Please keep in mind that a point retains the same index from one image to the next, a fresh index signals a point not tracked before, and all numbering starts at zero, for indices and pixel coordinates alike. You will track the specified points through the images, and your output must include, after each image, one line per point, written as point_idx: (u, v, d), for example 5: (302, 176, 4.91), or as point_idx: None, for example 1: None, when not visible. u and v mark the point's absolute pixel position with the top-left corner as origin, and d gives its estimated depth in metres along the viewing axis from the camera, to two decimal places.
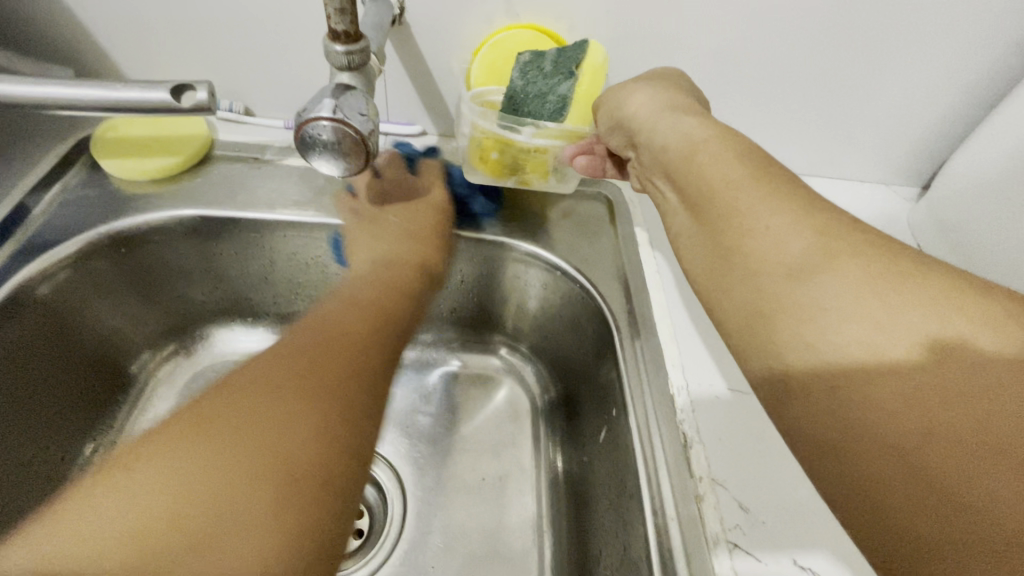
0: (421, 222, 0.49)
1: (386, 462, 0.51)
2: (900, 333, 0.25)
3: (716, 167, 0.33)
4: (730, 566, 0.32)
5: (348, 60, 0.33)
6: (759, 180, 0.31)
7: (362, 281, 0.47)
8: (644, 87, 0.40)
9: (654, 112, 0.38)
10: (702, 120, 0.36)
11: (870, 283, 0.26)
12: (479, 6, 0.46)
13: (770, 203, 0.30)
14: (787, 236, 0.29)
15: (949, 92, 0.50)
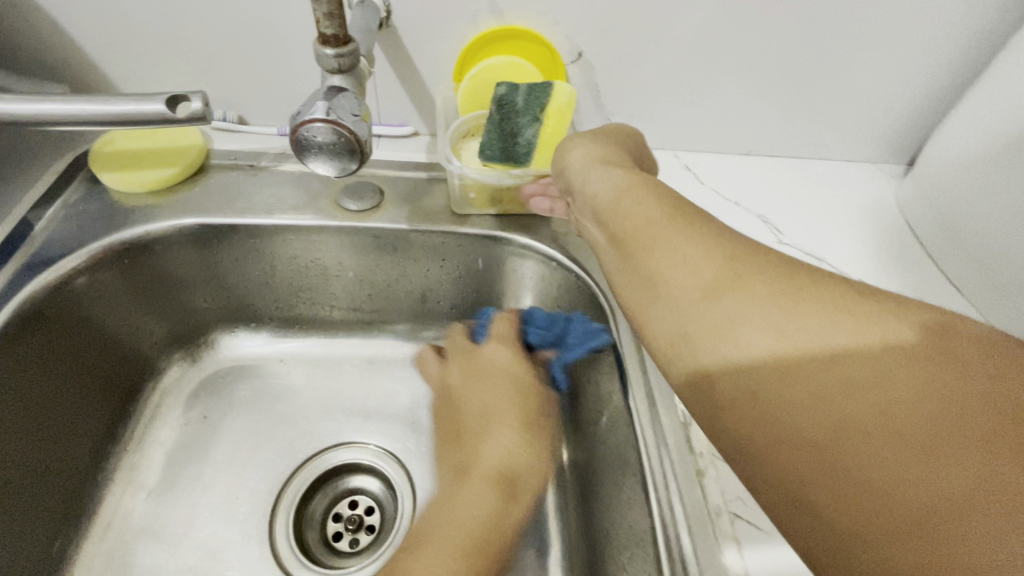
0: (503, 386, 0.48)
1: (394, 459, 0.52)
2: (866, 315, 0.25)
3: (636, 208, 0.33)
4: (732, 535, 0.34)
5: (339, 64, 0.34)
6: (672, 217, 0.32)
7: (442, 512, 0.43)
8: (582, 141, 0.40)
9: (586, 163, 0.38)
10: (629, 173, 0.36)
11: (778, 293, 0.27)
12: (464, 7, 0.47)
13: (681, 250, 0.30)
14: (694, 280, 0.29)
15: (928, 69, 0.51)
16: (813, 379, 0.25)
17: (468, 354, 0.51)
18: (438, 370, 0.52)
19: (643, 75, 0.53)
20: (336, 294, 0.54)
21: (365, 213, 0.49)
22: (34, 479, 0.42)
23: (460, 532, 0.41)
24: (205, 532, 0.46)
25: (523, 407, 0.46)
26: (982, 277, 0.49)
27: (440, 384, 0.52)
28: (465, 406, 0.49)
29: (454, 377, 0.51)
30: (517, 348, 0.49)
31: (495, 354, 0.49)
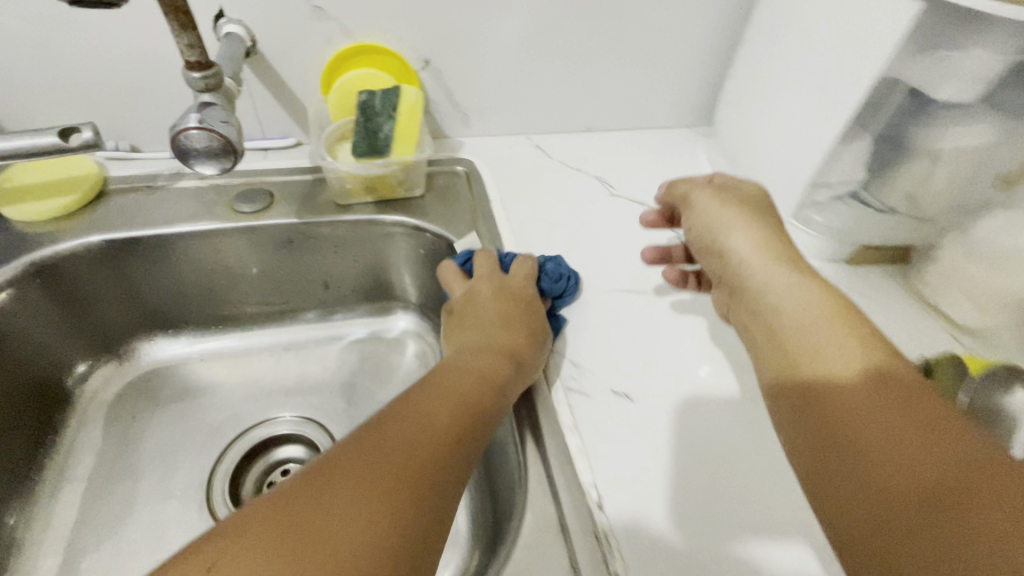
0: (519, 307, 0.48)
1: (312, 424, 0.59)
2: (842, 357, 0.34)
3: (789, 300, 0.39)
4: (565, 401, 0.46)
5: (205, 84, 0.42)
6: (825, 311, 0.37)
7: (446, 368, 0.41)
8: (715, 193, 0.48)
9: (752, 252, 0.43)
10: (770, 232, 0.45)
11: (835, 354, 0.35)
12: (319, 31, 0.56)
13: (796, 286, 0.40)
14: (807, 314, 0.38)
15: (703, 46, 0.66)
16: (851, 396, 0.32)
17: (494, 275, 0.51)
18: (465, 284, 0.52)
19: (483, 74, 0.64)
20: (246, 290, 0.61)
21: (258, 213, 0.57)
22: None
23: (453, 396, 0.37)
24: (146, 510, 0.51)
25: (530, 308, 0.49)
26: None
27: (456, 295, 0.51)
28: (483, 311, 0.48)
29: (471, 293, 0.50)
30: (533, 285, 0.51)
31: (517, 281, 0.51)
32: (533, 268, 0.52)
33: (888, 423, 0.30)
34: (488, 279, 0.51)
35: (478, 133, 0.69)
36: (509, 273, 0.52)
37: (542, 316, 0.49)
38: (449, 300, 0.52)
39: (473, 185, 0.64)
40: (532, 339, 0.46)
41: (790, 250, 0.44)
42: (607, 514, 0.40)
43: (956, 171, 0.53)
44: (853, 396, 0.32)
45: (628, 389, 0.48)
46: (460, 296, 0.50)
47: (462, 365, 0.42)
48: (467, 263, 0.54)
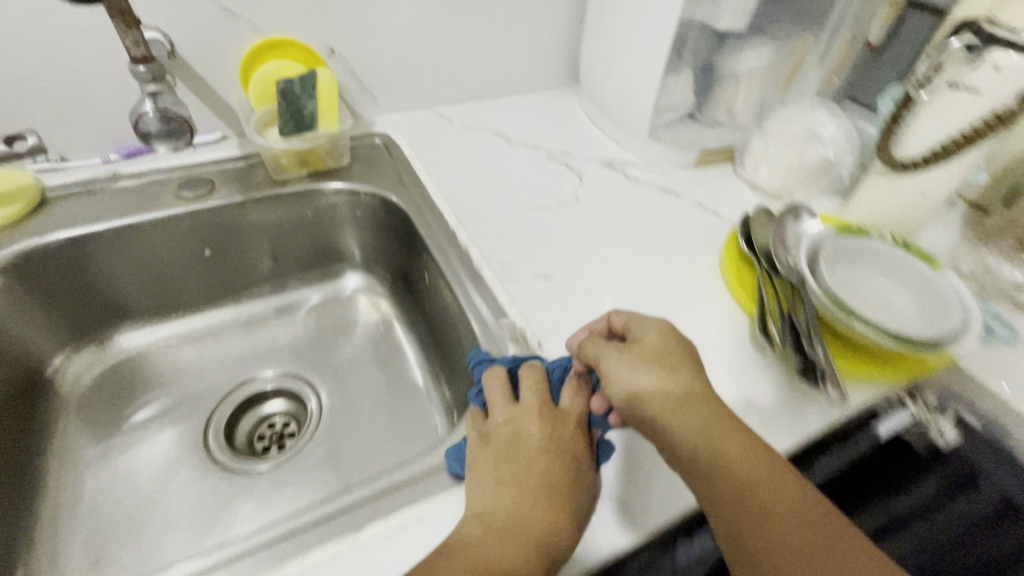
0: (568, 471, 0.40)
1: (289, 376, 0.67)
2: (784, 492, 0.36)
3: (737, 460, 0.37)
4: (502, 286, 0.56)
5: (151, 76, 0.48)
6: (770, 470, 0.37)
7: (469, 545, 0.35)
8: (622, 357, 0.43)
9: (676, 405, 0.40)
10: (686, 384, 0.41)
11: (776, 489, 0.36)
12: (231, 32, 0.64)
13: (710, 409, 0.40)
14: (713, 423, 0.39)
15: (558, 17, 0.82)
16: (796, 531, 0.34)
17: (545, 404, 0.44)
18: (508, 407, 0.44)
19: (382, 56, 0.74)
20: (201, 273, 0.67)
21: (203, 197, 0.64)
22: None
23: (495, 558, 0.35)
24: (151, 470, 0.57)
25: (577, 465, 0.41)
26: (622, 133, 0.78)
27: (495, 421, 0.44)
28: (528, 455, 0.41)
29: (515, 423, 0.43)
30: (584, 425, 0.44)
31: (570, 417, 0.44)
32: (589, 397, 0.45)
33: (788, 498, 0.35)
34: (536, 406, 0.44)
35: (386, 110, 0.80)
36: (561, 406, 0.44)
37: (592, 477, 0.41)
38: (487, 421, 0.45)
39: (391, 151, 0.74)
40: (576, 516, 0.38)
41: (706, 394, 0.41)
42: (547, 351, 0.51)
43: (748, 84, 0.72)
44: (783, 500, 0.35)
45: (552, 271, 0.58)
46: (502, 424, 0.43)
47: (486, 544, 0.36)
48: (512, 369, 0.48)
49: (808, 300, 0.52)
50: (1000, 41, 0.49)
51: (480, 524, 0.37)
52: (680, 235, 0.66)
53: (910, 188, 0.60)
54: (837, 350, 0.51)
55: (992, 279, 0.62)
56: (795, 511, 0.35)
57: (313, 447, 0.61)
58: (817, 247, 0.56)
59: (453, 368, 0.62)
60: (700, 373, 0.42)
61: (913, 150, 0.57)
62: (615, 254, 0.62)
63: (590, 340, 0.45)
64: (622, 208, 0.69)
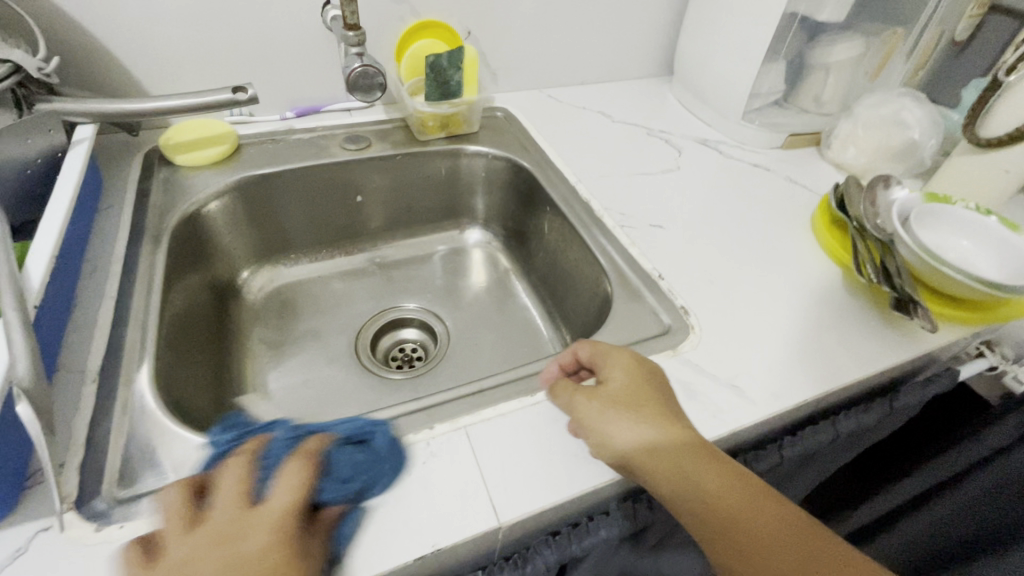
0: None
1: (421, 309, 0.78)
2: (744, 496, 0.41)
3: (706, 479, 0.41)
4: (621, 230, 0.65)
5: (356, 40, 0.61)
6: (731, 479, 0.41)
7: None
8: (594, 402, 0.44)
9: (650, 444, 0.42)
10: (657, 425, 0.43)
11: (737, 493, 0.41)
12: (396, 13, 0.76)
13: (686, 443, 0.42)
14: (692, 460, 0.41)
15: (659, 13, 0.92)
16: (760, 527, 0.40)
17: (239, 506, 0.34)
18: (179, 532, 0.33)
19: (508, 40, 0.85)
20: (349, 217, 0.79)
21: (362, 149, 0.76)
22: (206, 346, 0.62)
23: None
24: (316, 370, 0.68)
25: None
26: (715, 115, 0.87)
27: (168, 558, 0.31)
28: None
29: (196, 552, 0.32)
30: (291, 521, 0.34)
31: (265, 519, 0.34)
32: (301, 481, 0.36)
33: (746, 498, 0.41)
34: (221, 521, 0.33)
35: (504, 89, 0.91)
36: (266, 498, 0.35)
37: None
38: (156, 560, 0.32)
39: (511, 123, 0.84)
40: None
41: (672, 424, 0.43)
42: (667, 281, 0.59)
43: (837, 74, 0.80)
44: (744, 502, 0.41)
45: (663, 223, 0.67)
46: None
47: None
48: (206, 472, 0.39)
49: (899, 254, 0.59)
50: None
51: None
52: (773, 202, 0.74)
53: (995, 165, 0.66)
54: (928, 298, 0.58)
55: None
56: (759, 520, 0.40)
57: (444, 364, 0.71)
58: (907, 207, 0.63)
59: (567, 306, 0.71)
60: (665, 401, 0.45)
61: (998, 128, 0.64)
62: (715, 213, 0.70)
63: (561, 384, 0.46)
64: (719, 178, 0.77)
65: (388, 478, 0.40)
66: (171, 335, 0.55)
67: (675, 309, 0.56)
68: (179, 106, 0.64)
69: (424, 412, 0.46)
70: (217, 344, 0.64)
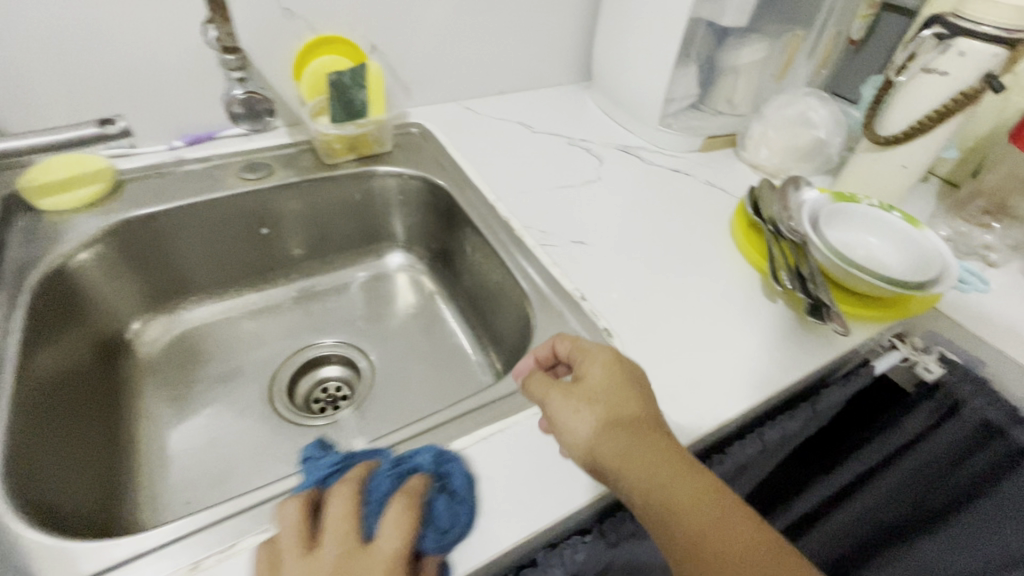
0: None
1: (342, 344, 0.73)
2: (672, 465, 0.40)
3: (641, 452, 0.40)
4: (542, 250, 0.63)
5: (238, 63, 0.55)
6: (664, 453, 0.40)
7: None
8: (568, 399, 0.44)
9: (614, 440, 0.41)
10: (629, 427, 0.42)
11: (665, 463, 0.40)
12: (289, 29, 0.70)
13: (658, 447, 0.41)
14: (660, 464, 0.40)
15: (573, 19, 0.90)
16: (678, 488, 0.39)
17: (351, 543, 0.36)
18: (303, 557, 0.35)
19: (418, 52, 0.81)
20: (256, 253, 0.73)
21: (263, 179, 0.70)
22: (87, 415, 0.55)
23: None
24: (225, 425, 0.62)
25: None
26: (635, 121, 0.87)
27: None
28: None
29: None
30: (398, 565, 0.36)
31: (376, 559, 0.36)
32: (410, 521, 0.37)
33: (670, 465, 0.40)
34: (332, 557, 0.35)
35: (418, 103, 0.87)
36: (375, 540, 0.36)
37: None
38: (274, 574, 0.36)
39: (427, 140, 0.81)
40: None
41: (637, 420, 0.42)
42: (590, 301, 0.57)
43: (746, 76, 0.81)
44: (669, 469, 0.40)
45: (585, 238, 0.65)
46: None
47: None
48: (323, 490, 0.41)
49: (812, 256, 0.60)
50: (964, 31, 0.58)
51: None
52: (694, 208, 0.74)
53: (893, 161, 0.69)
54: (840, 298, 0.59)
55: (965, 239, 0.71)
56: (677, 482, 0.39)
57: (369, 403, 0.66)
58: (817, 209, 0.65)
59: (496, 329, 0.68)
60: (641, 401, 0.43)
61: (893, 126, 0.66)
62: (637, 224, 0.69)
63: (536, 377, 0.46)
64: (641, 186, 0.77)
65: (465, 515, 0.40)
66: (36, 412, 0.48)
67: (598, 331, 0.55)
68: (33, 145, 0.56)
69: (328, 477, 0.42)
70: (103, 410, 0.57)
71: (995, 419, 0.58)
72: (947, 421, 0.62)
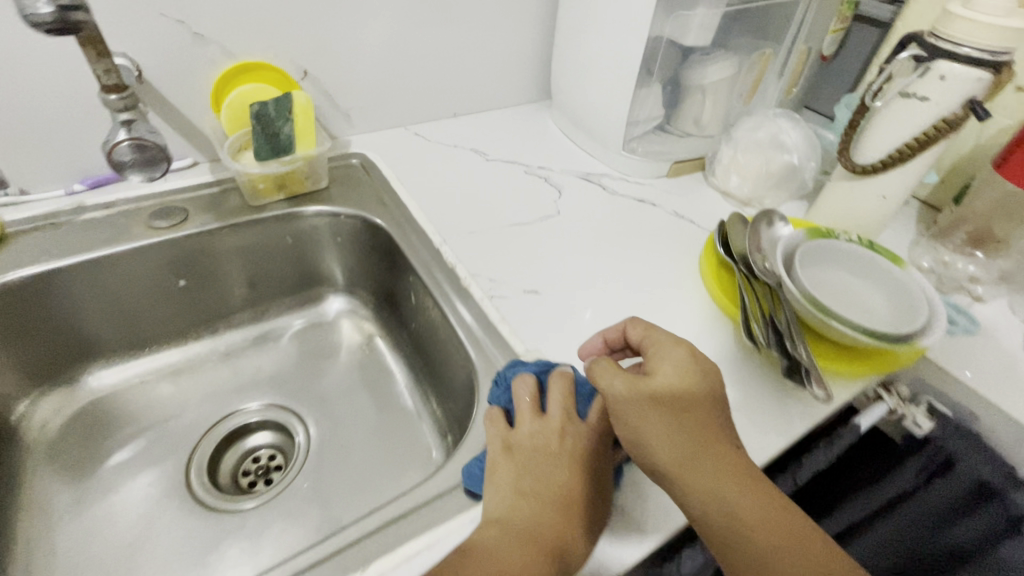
0: (592, 490, 0.41)
1: (273, 408, 0.66)
2: (731, 472, 0.40)
3: (705, 457, 0.40)
4: (490, 303, 0.56)
5: (123, 104, 0.48)
6: (724, 458, 0.40)
7: (487, 547, 0.37)
8: (636, 396, 0.42)
9: (676, 443, 0.40)
10: (692, 429, 0.41)
11: (726, 469, 0.40)
12: (201, 56, 0.62)
13: (723, 460, 0.41)
14: (722, 473, 0.40)
15: (530, 35, 0.83)
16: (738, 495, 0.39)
17: (571, 416, 0.44)
18: (535, 420, 0.44)
19: (356, 75, 0.74)
20: (175, 309, 0.65)
21: (175, 226, 0.62)
22: None
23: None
24: (131, 515, 0.54)
25: (595, 477, 0.41)
26: (597, 145, 0.80)
27: (521, 432, 0.44)
28: (546, 471, 0.41)
29: (539, 440, 0.43)
30: (602, 445, 0.43)
31: (592, 431, 0.44)
32: None
33: (729, 473, 0.40)
34: (560, 421, 0.44)
35: (361, 129, 0.79)
36: (589, 418, 0.44)
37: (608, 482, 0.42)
38: (509, 432, 0.44)
39: (369, 173, 0.73)
40: (590, 532, 0.39)
41: (703, 420, 0.42)
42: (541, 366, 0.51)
43: (714, 96, 0.75)
44: (730, 477, 0.40)
45: (539, 287, 0.59)
46: (516, 439, 0.43)
47: (481, 562, 0.36)
48: (541, 378, 0.48)
49: (787, 302, 0.54)
50: (945, 52, 0.52)
51: (495, 529, 0.38)
52: (660, 243, 0.68)
53: (871, 191, 0.64)
54: (819, 351, 0.53)
55: (949, 271, 0.66)
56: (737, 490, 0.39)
57: (302, 478, 0.59)
58: (790, 250, 0.59)
59: (444, 388, 0.61)
60: (712, 395, 0.43)
61: (870, 155, 0.61)
62: (597, 266, 0.63)
63: (601, 363, 0.44)
64: (602, 220, 0.70)
65: None
66: None
67: None
68: None
69: None
70: None
71: (992, 480, 0.54)
72: (937, 479, 0.58)
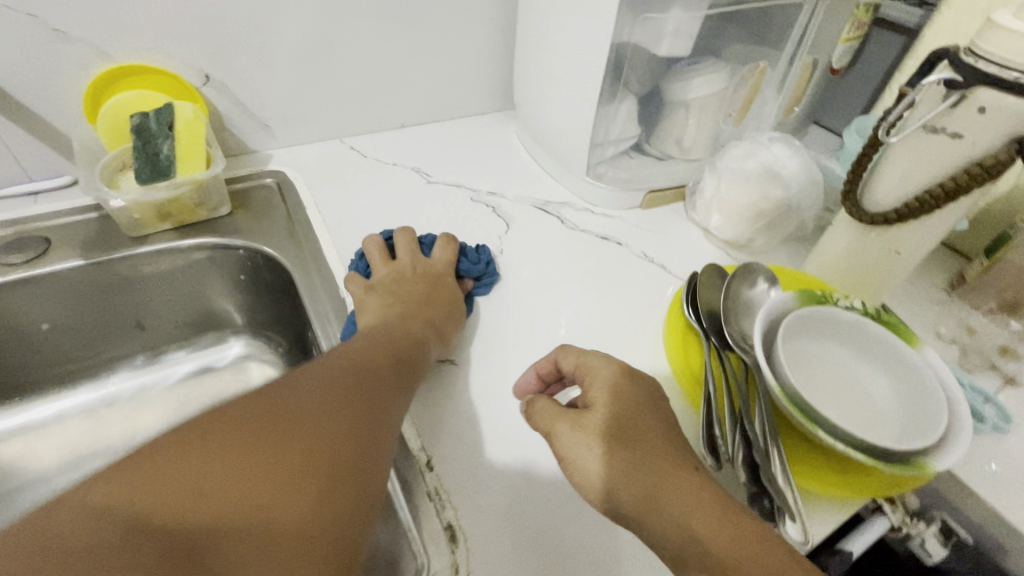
0: (446, 292, 0.51)
1: None
2: (690, 481, 0.34)
3: (670, 485, 0.34)
4: None
5: None
6: (685, 473, 0.35)
7: (365, 338, 0.43)
8: (579, 433, 0.37)
9: (636, 478, 0.34)
10: (650, 454, 0.35)
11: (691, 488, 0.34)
12: (65, 57, 0.52)
13: (693, 485, 0.34)
14: (689, 492, 0.34)
15: (489, 34, 0.71)
16: (695, 497, 0.33)
17: (417, 255, 0.54)
18: (389, 265, 0.53)
19: (271, 81, 0.62)
20: (42, 355, 0.56)
21: (33, 261, 0.51)
22: None
23: (150, 466, 0.27)
24: None
25: (444, 288, 0.51)
26: (559, 167, 0.69)
27: (378, 274, 0.52)
28: (404, 289, 0.50)
29: (394, 274, 0.51)
30: (452, 270, 0.54)
31: (436, 264, 0.54)
32: (455, 251, 0.56)
33: (693, 489, 0.34)
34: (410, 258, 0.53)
35: (287, 142, 0.69)
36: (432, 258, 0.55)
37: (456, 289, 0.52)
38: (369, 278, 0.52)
39: (284, 196, 0.62)
40: (448, 318, 0.49)
41: (662, 444, 0.36)
42: (437, 472, 0.41)
43: (699, 115, 0.63)
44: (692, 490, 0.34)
45: (455, 356, 0.49)
46: (380, 276, 0.51)
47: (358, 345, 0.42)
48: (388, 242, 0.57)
49: (765, 394, 0.43)
50: (988, 78, 0.39)
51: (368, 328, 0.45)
52: (618, 295, 0.56)
53: (881, 244, 0.51)
54: (802, 463, 0.41)
55: (975, 343, 0.53)
56: (698, 498, 0.33)
57: None
58: (775, 321, 0.46)
59: None
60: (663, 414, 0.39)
61: (886, 199, 0.48)
62: (533, 326, 0.52)
63: (540, 405, 0.39)
64: (552, 263, 0.59)
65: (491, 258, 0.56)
66: None
67: (438, 535, 0.38)
68: None
69: None
70: None
71: None
72: None
